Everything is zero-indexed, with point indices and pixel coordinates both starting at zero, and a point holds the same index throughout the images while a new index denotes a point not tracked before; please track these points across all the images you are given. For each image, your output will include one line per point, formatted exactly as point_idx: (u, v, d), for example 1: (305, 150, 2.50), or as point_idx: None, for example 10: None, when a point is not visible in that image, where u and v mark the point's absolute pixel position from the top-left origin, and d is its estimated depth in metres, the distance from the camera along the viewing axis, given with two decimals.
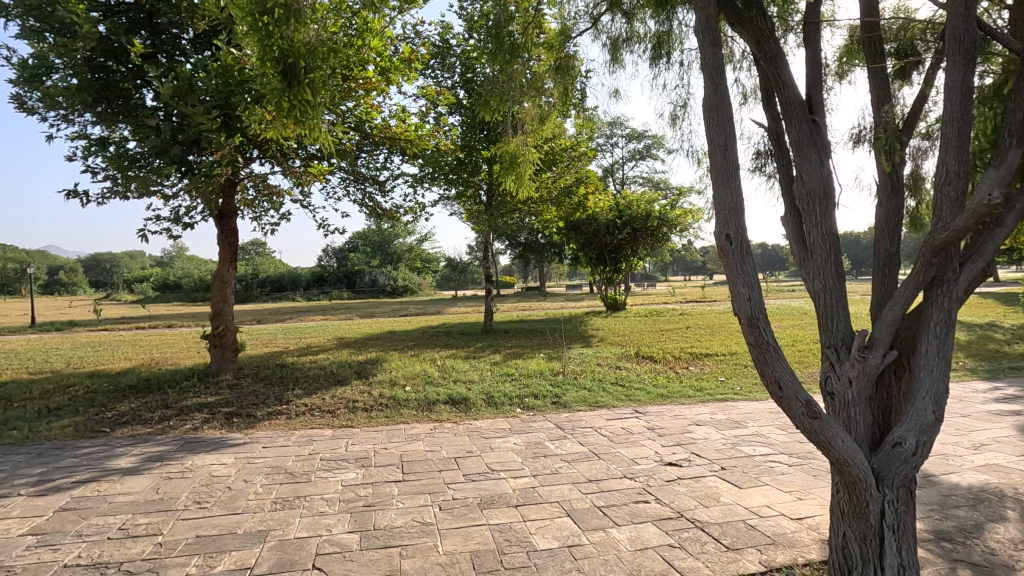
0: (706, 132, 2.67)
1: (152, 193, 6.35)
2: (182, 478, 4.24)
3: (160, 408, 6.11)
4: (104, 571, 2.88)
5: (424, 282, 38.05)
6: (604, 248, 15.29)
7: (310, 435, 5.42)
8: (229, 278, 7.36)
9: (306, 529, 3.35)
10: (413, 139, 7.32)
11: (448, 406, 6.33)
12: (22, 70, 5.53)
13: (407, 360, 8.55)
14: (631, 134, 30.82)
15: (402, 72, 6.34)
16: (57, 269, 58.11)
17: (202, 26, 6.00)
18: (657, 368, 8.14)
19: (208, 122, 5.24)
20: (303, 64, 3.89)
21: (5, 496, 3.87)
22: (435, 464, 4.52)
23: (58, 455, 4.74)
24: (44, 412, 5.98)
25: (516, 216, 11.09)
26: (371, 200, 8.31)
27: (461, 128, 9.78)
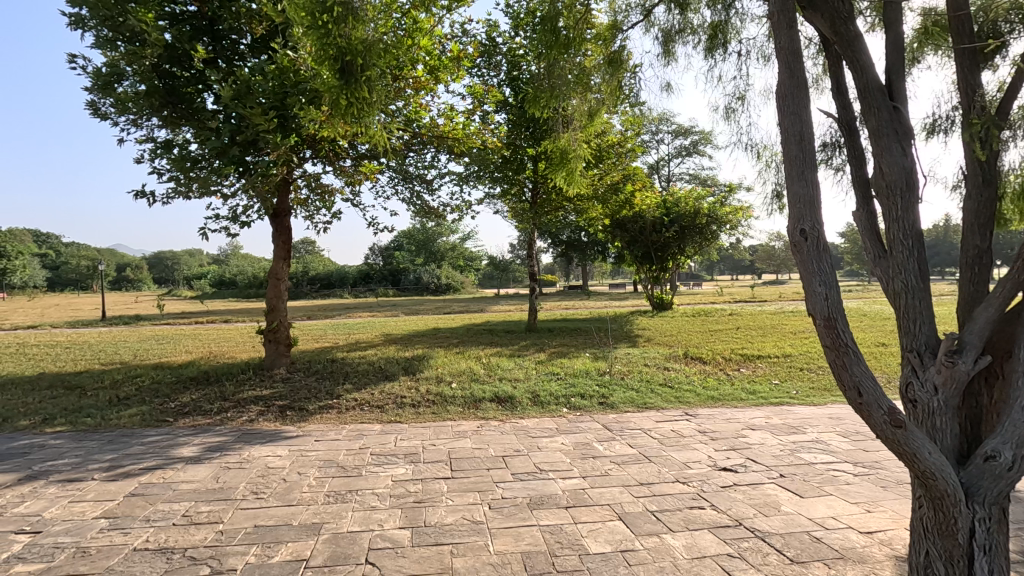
0: (779, 122, 2.55)
1: (211, 193, 6.61)
2: (240, 468, 4.39)
3: (219, 400, 6.35)
4: (169, 556, 2.99)
5: (467, 280, 38.41)
6: (650, 246, 14.99)
7: (360, 429, 5.51)
8: (282, 275, 7.56)
9: (358, 524, 3.39)
10: (461, 137, 7.37)
11: (493, 404, 6.33)
12: (96, 78, 5.85)
13: (453, 357, 8.61)
14: (678, 130, 30.09)
15: (451, 71, 6.37)
16: (124, 267, 61.61)
17: (259, 30, 6.16)
18: (707, 369, 7.90)
19: (265, 123, 5.39)
20: (361, 63, 3.97)
21: (80, 480, 4.10)
22: (483, 463, 4.51)
23: (127, 442, 4.99)
24: (114, 401, 6.32)
25: (561, 213, 11.02)
26: (418, 198, 8.39)
27: (508, 126, 9.75)
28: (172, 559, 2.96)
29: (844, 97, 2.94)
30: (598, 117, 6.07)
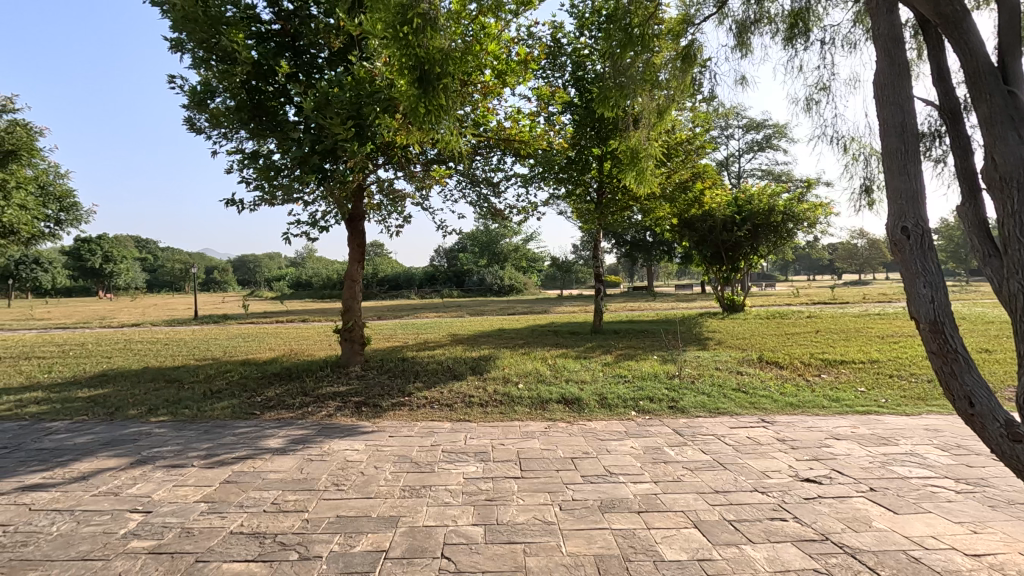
0: (881, 112, 2.68)
1: (294, 200, 7.00)
2: (321, 460, 4.63)
3: (301, 395, 6.73)
4: (261, 540, 3.20)
5: (529, 282, 38.57)
6: (720, 246, 14.48)
7: (431, 427, 5.67)
8: (357, 277, 7.90)
9: (433, 518, 3.49)
10: (527, 139, 7.43)
11: (560, 405, 6.32)
12: (192, 96, 6.35)
13: (519, 358, 8.67)
14: (749, 125, 28.84)
15: (518, 75, 6.43)
16: (213, 270, 66.43)
17: (337, 44, 6.47)
18: (785, 375, 7.53)
19: (344, 133, 5.61)
20: (437, 71, 4.22)
21: (182, 466, 4.46)
22: (552, 463, 4.52)
23: (220, 433, 5.38)
24: (208, 394, 6.83)
25: (627, 214, 10.85)
26: (485, 201, 8.52)
27: (572, 126, 9.72)
28: (264, 543, 3.16)
29: (945, 84, 2.76)
30: (668, 115, 5.95)
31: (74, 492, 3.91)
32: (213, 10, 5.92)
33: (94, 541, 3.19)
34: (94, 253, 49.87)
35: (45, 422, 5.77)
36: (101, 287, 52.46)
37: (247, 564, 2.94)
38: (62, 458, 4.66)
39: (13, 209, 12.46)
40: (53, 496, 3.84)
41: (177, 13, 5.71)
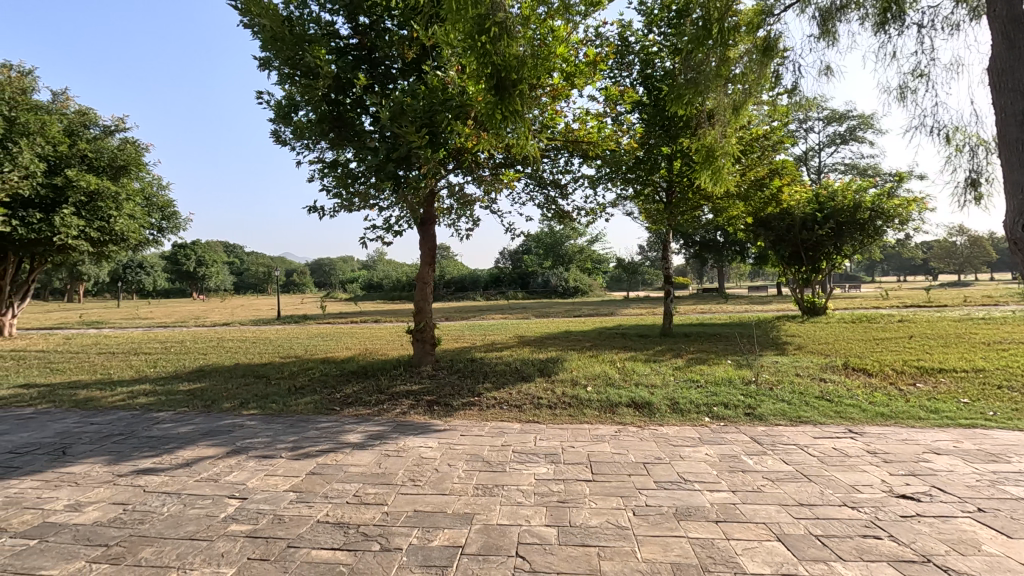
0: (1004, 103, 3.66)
1: (369, 206, 7.32)
2: (397, 456, 4.80)
3: (376, 393, 7.01)
4: (345, 530, 3.36)
5: (595, 283, 38.19)
6: (799, 245, 13.75)
7: (501, 427, 5.75)
8: (428, 279, 8.13)
9: (506, 517, 3.54)
10: (596, 140, 7.38)
11: (630, 409, 6.22)
12: (278, 110, 6.79)
13: (587, 360, 8.62)
14: (829, 117, 27.24)
15: (586, 76, 6.41)
16: (293, 273, 70.48)
17: (410, 54, 6.70)
18: (874, 383, 7.04)
19: (418, 140, 5.82)
20: (513, 77, 4.47)
21: (271, 457, 4.77)
22: (624, 468, 4.46)
23: (304, 427, 5.70)
24: (292, 390, 7.26)
25: (698, 212, 10.55)
26: (553, 203, 8.55)
27: (641, 125, 9.54)
28: (348, 533, 3.33)
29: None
30: (744, 110, 5.76)
31: (179, 477, 4.28)
32: (297, 28, 6.30)
33: (198, 522, 3.48)
34: (189, 257, 54.19)
35: (153, 412, 6.35)
36: (196, 289, 56.98)
37: (333, 552, 3.10)
38: (169, 445, 5.10)
39: (123, 218, 13.82)
40: (162, 479, 4.23)
41: (266, 33, 6.10)
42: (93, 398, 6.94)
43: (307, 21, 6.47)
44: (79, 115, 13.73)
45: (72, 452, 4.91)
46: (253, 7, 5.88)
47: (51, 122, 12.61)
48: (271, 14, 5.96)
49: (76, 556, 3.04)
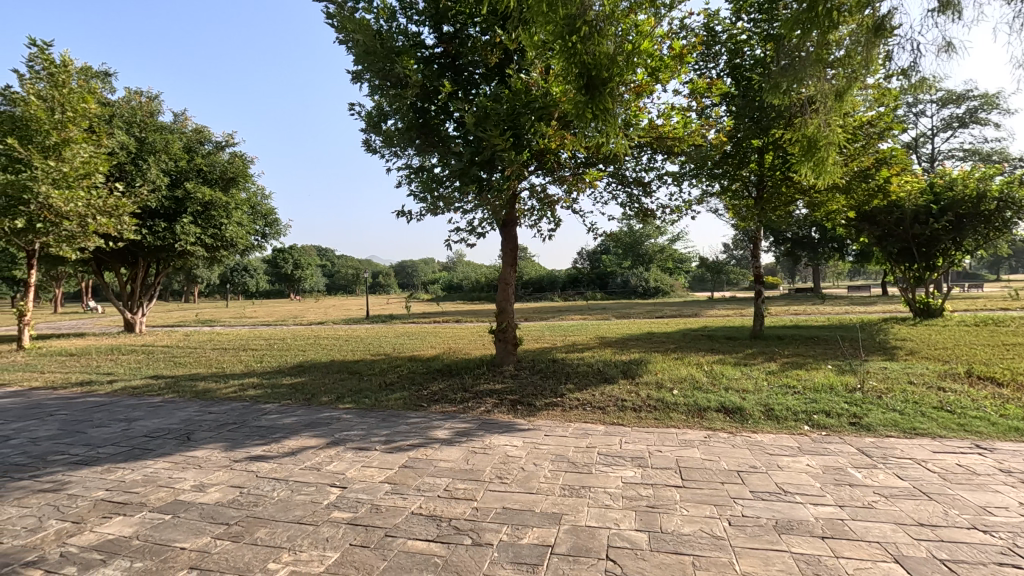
0: None
1: (454, 209, 7.53)
2: (484, 454, 4.90)
3: (461, 391, 7.19)
4: (438, 523, 3.48)
5: (677, 283, 37.02)
6: (911, 241, 12.56)
7: (585, 428, 5.70)
8: (510, 280, 8.23)
9: (595, 519, 3.51)
10: (682, 135, 7.15)
11: (720, 414, 5.96)
12: (369, 120, 7.16)
13: (672, 362, 8.36)
14: (944, 99, 24.71)
15: (672, 70, 6.22)
16: (378, 274, 73.92)
17: (493, 59, 6.82)
18: (1006, 393, 6.27)
19: (502, 143, 5.91)
20: (603, 75, 4.48)
21: (367, 449, 5.03)
22: (716, 475, 4.28)
23: (395, 422, 5.96)
24: (383, 386, 7.62)
25: (792, 206, 9.93)
26: (636, 202, 8.37)
27: (729, 118, 9.11)
28: (441, 526, 3.44)
29: None
30: (849, 96, 5.36)
31: (286, 464, 4.62)
32: (387, 41, 6.60)
33: (305, 508, 3.74)
34: (287, 261, 58.29)
35: (261, 403, 6.89)
36: (293, 291, 61.35)
37: (428, 543, 3.21)
38: (276, 434, 5.53)
39: (233, 226, 15.16)
40: (272, 466, 4.58)
41: (360, 47, 6.43)
42: (210, 389, 7.65)
43: (396, 34, 6.76)
44: (196, 133, 15.14)
45: (195, 437, 5.44)
46: (349, 24, 6.22)
47: (173, 140, 14.02)
48: (364, 29, 6.29)
49: (203, 532, 3.36)
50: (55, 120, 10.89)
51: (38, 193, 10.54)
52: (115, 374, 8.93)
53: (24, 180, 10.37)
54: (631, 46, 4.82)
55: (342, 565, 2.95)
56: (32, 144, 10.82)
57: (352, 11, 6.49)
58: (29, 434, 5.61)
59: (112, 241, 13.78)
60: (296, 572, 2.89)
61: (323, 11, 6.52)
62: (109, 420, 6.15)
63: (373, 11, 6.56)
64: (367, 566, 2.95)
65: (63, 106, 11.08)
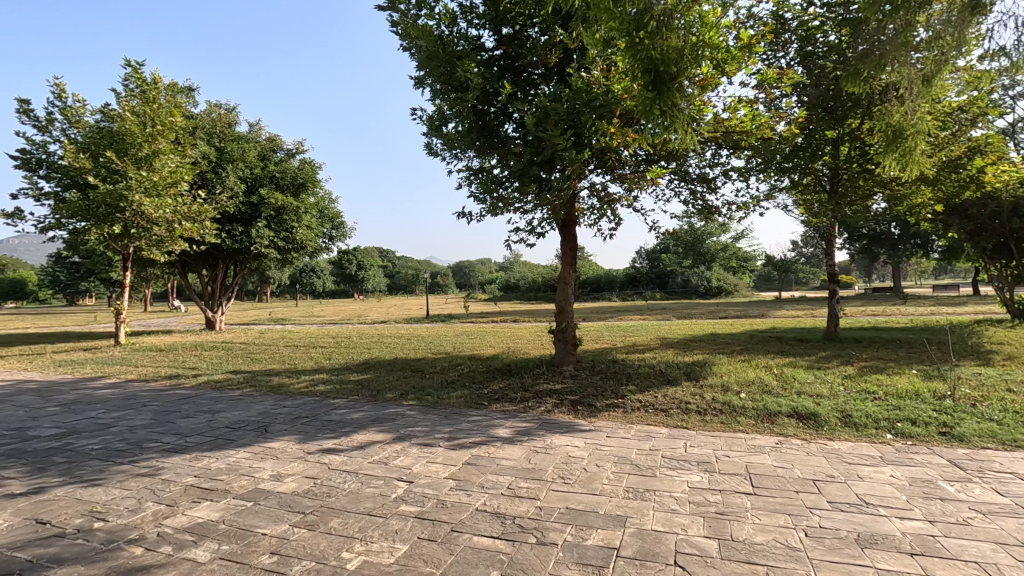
0: None
1: (514, 209, 7.57)
2: (546, 453, 4.90)
3: (521, 390, 7.23)
4: (503, 520, 3.51)
5: (741, 283, 35.66)
6: (1008, 235, 11.49)
7: (647, 431, 5.59)
8: (570, 279, 8.19)
9: (661, 523, 3.44)
10: (749, 129, 6.88)
11: (793, 420, 5.68)
12: (431, 124, 7.33)
13: (739, 365, 8.06)
14: None
15: (739, 61, 5.99)
16: (437, 275, 75.53)
17: (553, 59, 6.80)
18: None
19: (563, 142, 5.87)
20: (672, 70, 4.37)
21: (431, 445, 5.15)
22: (790, 483, 4.09)
23: (458, 419, 6.07)
24: (445, 384, 7.78)
25: (870, 200, 9.33)
26: (700, 198, 8.12)
27: (800, 109, 8.67)
28: (505, 523, 3.48)
29: None
30: (938, 80, 4.98)
31: (356, 458, 4.81)
32: (449, 46, 6.72)
33: (374, 500, 3.87)
34: (351, 262, 60.68)
35: (331, 398, 7.20)
36: (356, 291, 63.78)
37: (493, 540, 3.25)
38: (345, 429, 5.76)
39: (303, 229, 15.88)
40: (342, 459, 4.77)
41: (423, 53, 6.59)
42: (284, 384, 8.08)
43: (456, 38, 6.88)
44: (269, 141, 15.98)
45: (271, 429, 5.75)
46: (413, 30, 6.39)
47: (249, 149, 14.86)
48: (427, 35, 6.43)
49: (281, 519, 3.55)
50: (147, 134, 11.81)
51: (132, 202, 11.53)
52: (200, 368, 9.58)
53: (120, 190, 11.33)
54: (697, 39, 4.69)
55: (411, 558, 3.04)
56: (127, 156, 11.81)
57: (415, 18, 6.65)
58: (126, 423, 6.12)
59: (195, 245, 14.81)
60: (368, 562, 3.00)
61: (388, 20, 6.72)
62: (196, 411, 6.62)
63: (435, 17, 6.70)
64: (434, 559, 3.02)
65: (153, 121, 11.99)
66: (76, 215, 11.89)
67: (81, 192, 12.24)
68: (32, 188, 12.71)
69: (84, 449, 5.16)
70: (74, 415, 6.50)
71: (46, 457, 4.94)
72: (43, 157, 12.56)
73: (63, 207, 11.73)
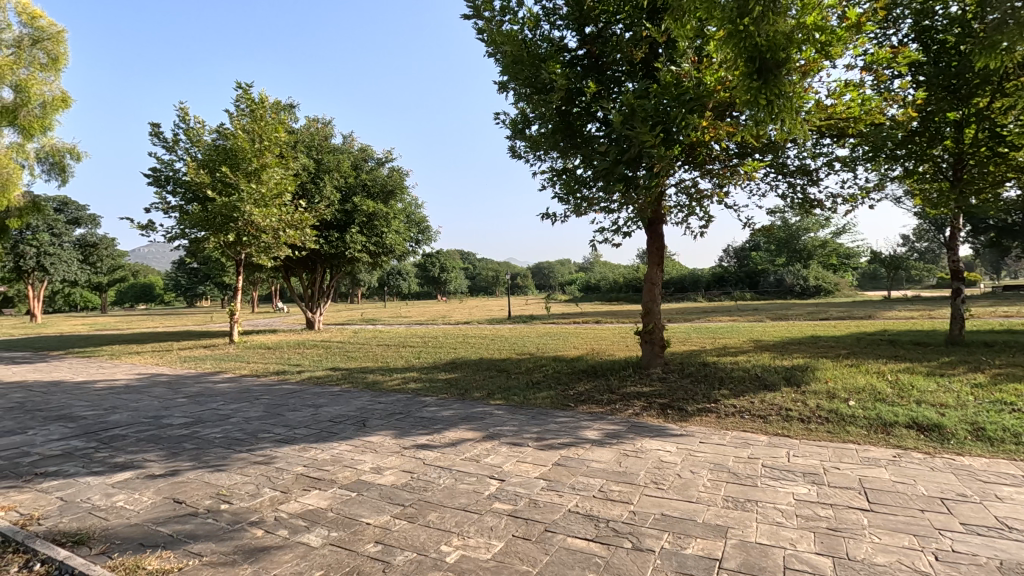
0: None
1: (597, 208, 7.48)
2: (637, 457, 4.80)
3: (608, 393, 7.13)
4: (596, 523, 3.48)
5: (843, 282, 33.03)
6: None
7: (745, 438, 5.32)
8: (657, 279, 7.96)
9: (766, 536, 3.26)
10: (858, 113, 6.37)
11: (911, 431, 5.18)
12: (514, 127, 7.43)
13: (845, 370, 7.46)
14: None
15: (846, 42, 5.56)
16: (517, 276, 76.19)
17: (638, 55, 6.65)
18: None
19: (651, 139, 5.69)
20: (778, 57, 4.20)
21: (521, 445, 5.21)
22: (913, 501, 3.72)
23: (545, 420, 6.09)
24: (530, 384, 7.84)
25: (1003, 187, 8.29)
26: (800, 192, 7.61)
27: (917, 90, 7.89)
28: (599, 526, 3.44)
29: None
30: None
31: (449, 454, 4.96)
32: (533, 49, 6.78)
33: (469, 496, 3.97)
34: (434, 265, 62.94)
35: (422, 395, 7.49)
36: (440, 292, 65.95)
37: (588, 542, 3.23)
38: (437, 426, 5.96)
39: (392, 234, 16.61)
40: (436, 455, 4.94)
41: (508, 58, 6.69)
42: (378, 381, 8.50)
43: (540, 41, 6.92)
44: (361, 151, 16.90)
45: (369, 424, 6.07)
46: (498, 37, 6.52)
47: (343, 159, 15.80)
48: (512, 40, 6.53)
49: (382, 510, 3.73)
50: (256, 149, 12.88)
51: (244, 212, 12.66)
52: (303, 365, 10.30)
53: (234, 202, 12.49)
54: (801, 22, 4.45)
55: (507, 554, 3.09)
56: (240, 171, 12.93)
57: (500, 24, 6.77)
58: (243, 414, 6.70)
59: (297, 250, 15.98)
60: (466, 556, 3.08)
61: (473, 28, 6.89)
62: (301, 405, 7.12)
63: (519, 22, 6.78)
64: (530, 558, 3.04)
65: (260, 137, 13.05)
66: (197, 225, 13.19)
67: (201, 205, 13.58)
68: (161, 202, 14.25)
69: (209, 437, 5.71)
70: (199, 406, 7.21)
71: (178, 443, 5.51)
72: (171, 174, 14.04)
73: (186, 218, 13.05)
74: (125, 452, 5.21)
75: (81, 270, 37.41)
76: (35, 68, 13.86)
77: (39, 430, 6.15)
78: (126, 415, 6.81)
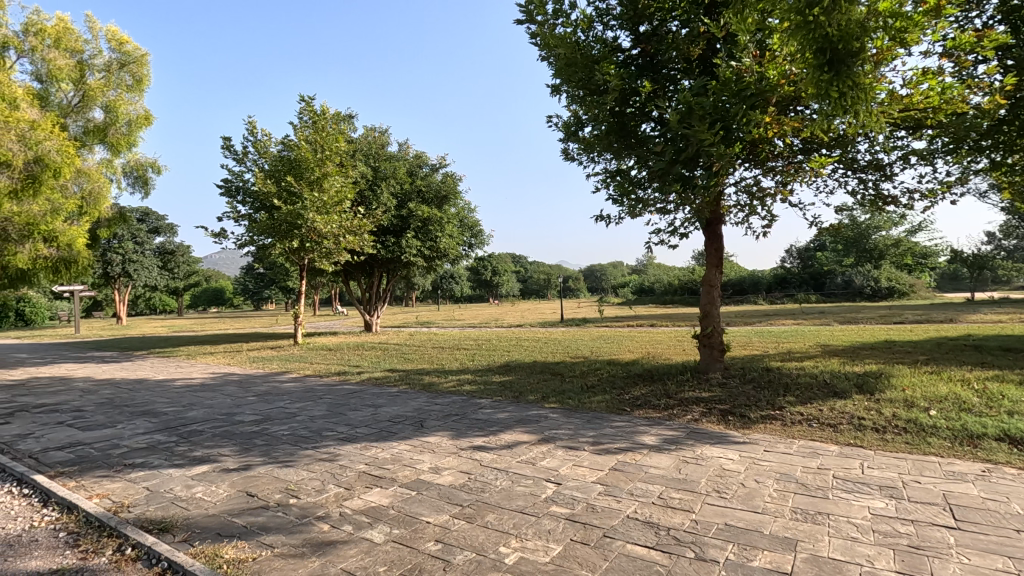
0: None
1: (653, 209, 7.34)
2: (697, 464, 4.67)
3: (665, 397, 6.97)
4: (657, 531, 3.41)
5: (920, 283, 30.92)
6: None
7: (813, 447, 5.07)
8: (716, 282, 7.72)
9: (840, 552, 3.09)
10: (938, 102, 5.96)
11: (1003, 445, 4.78)
12: (567, 129, 7.41)
13: (924, 377, 6.97)
14: None
15: (924, 28, 5.23)
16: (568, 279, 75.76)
17: (695, 52, 6.48)
18: None
19: (711, 136, 5.53)
20: (852, 46, 4.06)
21: (576, 449, 5.17)
22: (1006, 521, 3.43)
23: (601, 424, 6.03)
24: (585, 388, 7.78)
25: None
26: (871, 188, 7.21)
27: (1005, 75, 7.30)
28: (660, 534, 3.37)
29: None
30: None
31: (505, 456, 4.99)
32: (586, 51, 6.73)
33: (526, 499, 3.98)
34: (486, 268, 63.60)
35: (477, 398, 7.57)
36: (492, 296, 66.53)
37: (648, 550, 3.17)
38: (493, 428, 6.01)
39: (446, 238, 16.91)
40: (493, 457, 4.99)
41: (562, 61, 6.70)
42: (434, 383, 8.65)
43: (593, 42, 6.87)
44: (416, 158, 17.31)
45: (426, 425, 6.19)
46: (551, 40, 6.53)
47: (399, 166, 16.25)
48: (566, 42, 6.53)
49: (442, 510, 3.79)
50: (318, 159, 13.46)
51: (307, 219, 13.24)
52: (363, 366, 10.64)
53: (299, 210, 13.08)
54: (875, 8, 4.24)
55: (566, 559, 3.07)
56: (303, 179, 13.54)
57: (552, 28, 6.78)
58: (308, 413, 6.99)
59: (356, 255, 16.54)
60: (525, 558, 3.09)
61: (526, 32, 6.94)
62: (362, 405, 7.36)
63: (573, 24, 6.76)
64: (589, 563, 3.02)
65: (322, 147, 13.63)
66: (265, 232, 13.87)
67: (268, 213, 14.30)
68: (232, 212, 15.08)
69: (277, 434, 5.99)
70: (267, 404, 7.59)
71: (249, 439, 5.82)
72: (240, 185, 14.85)
73: (255, 226, 13.76)
74: (202, 447, 5.54)
75: (161, 276, 40.15)
76: (122, 89, 15.03)
77: (127, 424, 6.65)
78: (202, 412, 7.25)
